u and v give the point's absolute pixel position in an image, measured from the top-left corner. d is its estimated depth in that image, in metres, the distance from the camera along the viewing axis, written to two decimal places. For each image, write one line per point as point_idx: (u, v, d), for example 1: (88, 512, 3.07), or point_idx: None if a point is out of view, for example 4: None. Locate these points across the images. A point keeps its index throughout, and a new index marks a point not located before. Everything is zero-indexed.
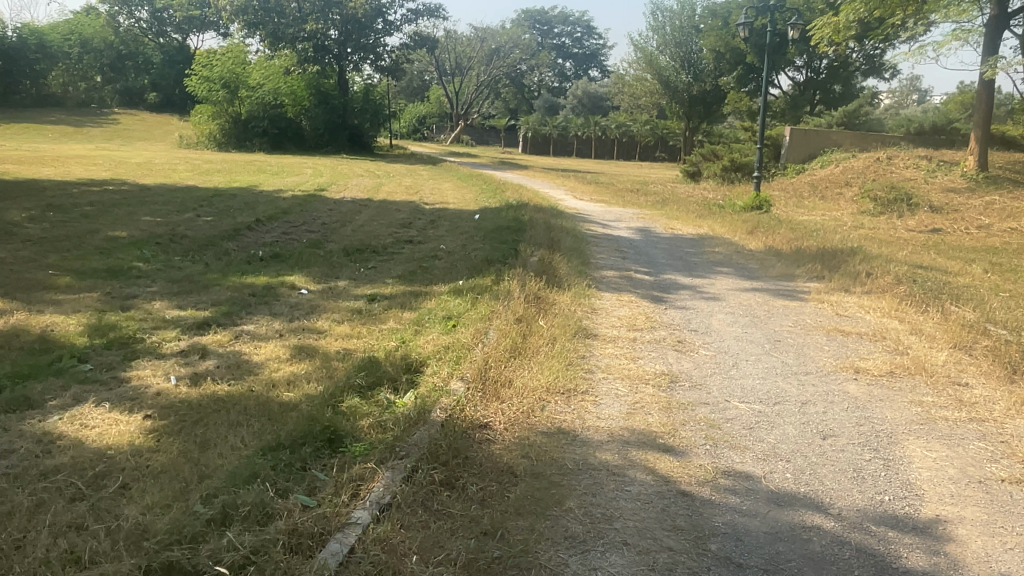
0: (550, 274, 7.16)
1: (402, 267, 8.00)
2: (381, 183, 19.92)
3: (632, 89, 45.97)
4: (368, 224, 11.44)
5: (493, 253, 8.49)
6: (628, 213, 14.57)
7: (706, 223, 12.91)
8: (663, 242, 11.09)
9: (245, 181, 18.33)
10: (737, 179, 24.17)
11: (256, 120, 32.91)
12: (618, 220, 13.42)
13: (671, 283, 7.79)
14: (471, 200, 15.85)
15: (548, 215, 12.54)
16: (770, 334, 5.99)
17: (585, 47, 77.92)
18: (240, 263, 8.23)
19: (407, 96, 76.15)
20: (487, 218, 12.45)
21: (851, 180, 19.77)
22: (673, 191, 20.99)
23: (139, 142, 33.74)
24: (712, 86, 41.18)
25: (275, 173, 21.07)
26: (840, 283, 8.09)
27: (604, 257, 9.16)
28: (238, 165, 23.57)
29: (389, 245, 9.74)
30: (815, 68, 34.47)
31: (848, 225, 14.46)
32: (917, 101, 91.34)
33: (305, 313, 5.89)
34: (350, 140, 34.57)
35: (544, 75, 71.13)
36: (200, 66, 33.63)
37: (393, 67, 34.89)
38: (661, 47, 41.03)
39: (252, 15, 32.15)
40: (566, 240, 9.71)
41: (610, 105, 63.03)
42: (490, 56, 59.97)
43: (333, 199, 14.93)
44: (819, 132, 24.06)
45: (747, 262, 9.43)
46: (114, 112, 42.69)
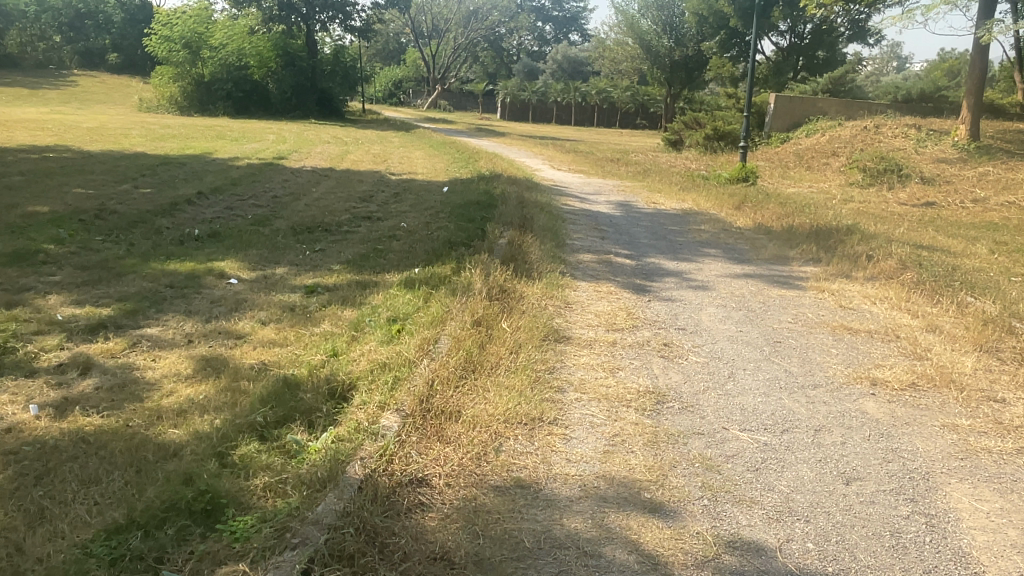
0: (519, 261, 6.31)
1: (353, 251, 7.12)
2: (348, 150, 18.84)
3: (612, 53, 44.72)
4: (325, 198, 10.50)
5: (458, 233, 7.62)
6: (609, 186, 13.71)
7: (691, 196, 12.10)
8: (646, 218, 10.27)
9: (202, 148, 17.18)
10: (720, 148, 23.33)
11: (219, 83, 31.41)
12: (597, 193, 12.57)
13: (655, 269, 6.97)
14: (441, 170, 14.89)
15: (523, 188, 11.65)
16: (769, 333, 5.20)
17: (565, 10, 76.11)
18: (170, 245, 7.30)
19: (382, 59, 74.03)
20: (457, 191, 11.55)
21: (839, 150, 19.03)
22: (654, 160, 20.14)
23: (97, 105, 32.09)
24: (694, 51, 40.32)
25: (235, 139, 19.89)
26: (840, 268, 7.33)
27: (582, 237, 8.31)
28: (198, 130, 22.29)
29: (344, 222, 8.83)
30: (799, 33, 33.47)
31: (837, 198, 13.73)
32: (897, 68, 90.80)
33: (228, 311, 5.01)
34: (319, 104, 33.02)
35: (522, 38, 69.43)
36: (160, 26, 32.20)
37: (364, 27, 33.34)
38: (642, 11, 40.27)
39: None
40: (541, 218, 8.85)
41: (590, 70, 61.66)
42: (467, 18, 58.29)
43: (292, 169, 13.90)
44: (805, 99, 23.23)
45: (737, 243, 8.64)
46: (72, 73, 40.71)
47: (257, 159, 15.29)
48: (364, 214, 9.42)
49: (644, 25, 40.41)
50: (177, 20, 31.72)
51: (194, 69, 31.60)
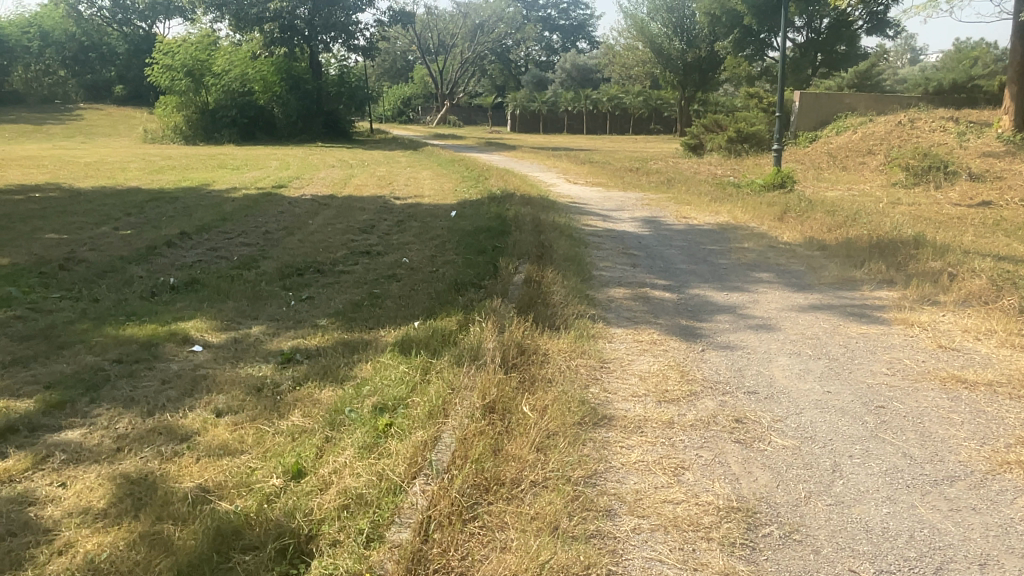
0: (542, 307, 5.26)
1: (346, 298, 6.10)
2: (353, 174, 17.95)
3: (623, 59, 43.70)
4: (322, 231, 9.52)
5: (467, 271, 6.57)
6: (631, 199, 12.62)
7: (725, 208, 10.99)
8: (679, 236, 9.18)
9: (199, 179, 16.30)
10: (745, 151, 22.17)
11: (223, 110, 30.74)
12: (621, 209, 11.47)
13: (702, 305, 5.87)
14: (450, 191, 13.90)
15: (538, 209, 10.59)
16: (864, 394, 4.08)
17: (572, 18, 75.30)
18: (137, 301, 6.33)
19: (390, 77, 73.51)
20: (466, 215, 10.52)
21: (874, 148, 17.80)
22: (676, 168, 19.01)
23: (101, 138, 31.57)
24: (707, 52, 39.20)
25: (236, 168, 19.05)
26: (921, 292, 6.19)
27: (610, 266, 7.22)
28: (198, 159, 21.48)
29: (340, 260, 7.83)
30: (816, 28, 32.16)
31: (884, 201, 12.54)
32: (912, 60, 89.03)
33: (178, 396, 3.98)
34: (326, 127, 32.43)
35: (530, 49, 68.70)
36: (160, 55, 31.46)
37: (368, 46, 32.45)
38: (651, 13, 38.81)
39: None
40: (563, 245, 7.80)
41: (601, 78, 60.68)
42: (473, 32, 57.84)
43: (291, 198, 12.95)
44: (831, 96, 22.02)
45: (790, 264, 7.51)
46: (78, 108, 40.32)
47: (254, 189, 14.36)
48: (364, 248, 8.43)
49: (654, 28, 39.24)
50: (177, 48, 30.94)
51: (199, 97, 30.97)
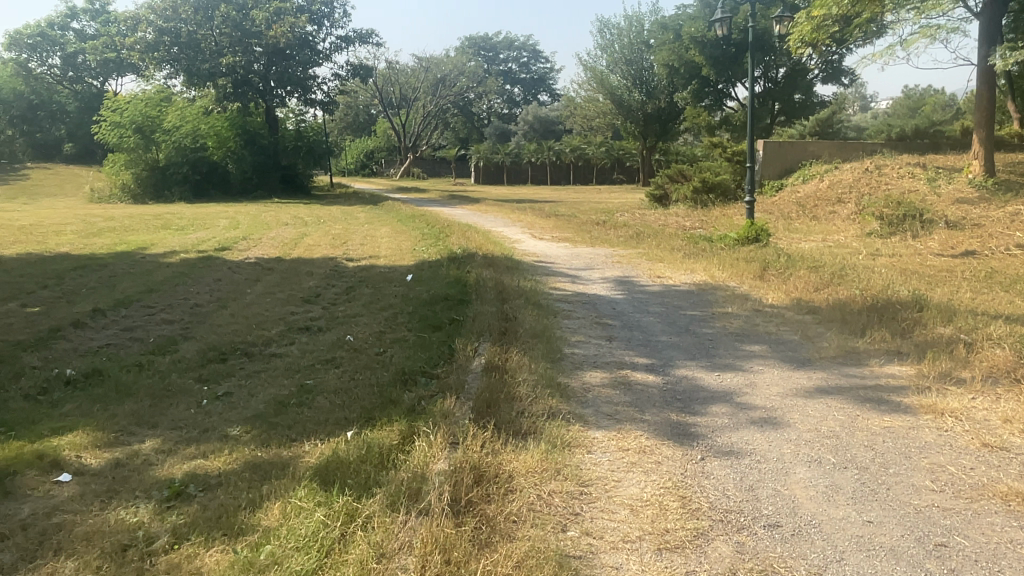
0: (506, 406, 4.33)
1: (271, 393, 5.11)
2: (306, 232, 17.02)
3: (584, 110, 43.81)
4: (260, 301, 8.54)
5: (417, 355, 5.63)
6: (601, 256, 11.86)
7: (703, 265, 10.27)
8: (656, 299, 8.36)
9: (137, 243, 15.21)
10: (711, 201, 21.76)
11: (174, 167, 29.77)
12: (589, 267, 10.69)
13: (693, 391, 4.99)
14: (407, 250, 13.03)
15: (501, 270, 9.74)
16: (915, 525, 3.20)
17: (532, 71, 76.18)
18: (20, 402, 5.27)
19: (353, 131, 73.19)
20: (423, 278, 9.62)
21: (843, 196, 17.44)
22: (643, 220, 18.38)
23: (45, 199, 30.25)
24: (666, 103, 39.50)
25: (182, 228, 18.01)
26: (943, 368, 5.40)
27: (583, 340, 6.35)
28: (143, 220, 20.38)
29: (274, 339, 6.85)
30: (773, 77, 32.42)
31: (862, 253, 11.97)
32: (862, 108, 91.63)
33: (13, 563, 2.96)
34: (283, 182, 31.71)
35: (492, 102, 69.13)
36: (108, 112, 30.41)
37: (326, 100, 31.74)
38: (610, 66, 39.42)
39: (163, 53, 28.49)
40: (529, 316, 6.93)
41: (563, 128, 60.99)
42: (436, 85, 57.87)
43: (233, 262, 11.98)
44: (794, 144, 21.84)
45: (782, 331, 6.72)
46: (25, 167, 39.03)
47: (196, 252, 13.36)
48: (304, 321, 7.47)
49: (613, 80, 39.46)
50: (126, 104, 29.96)
51: (149, 154, 30.05)
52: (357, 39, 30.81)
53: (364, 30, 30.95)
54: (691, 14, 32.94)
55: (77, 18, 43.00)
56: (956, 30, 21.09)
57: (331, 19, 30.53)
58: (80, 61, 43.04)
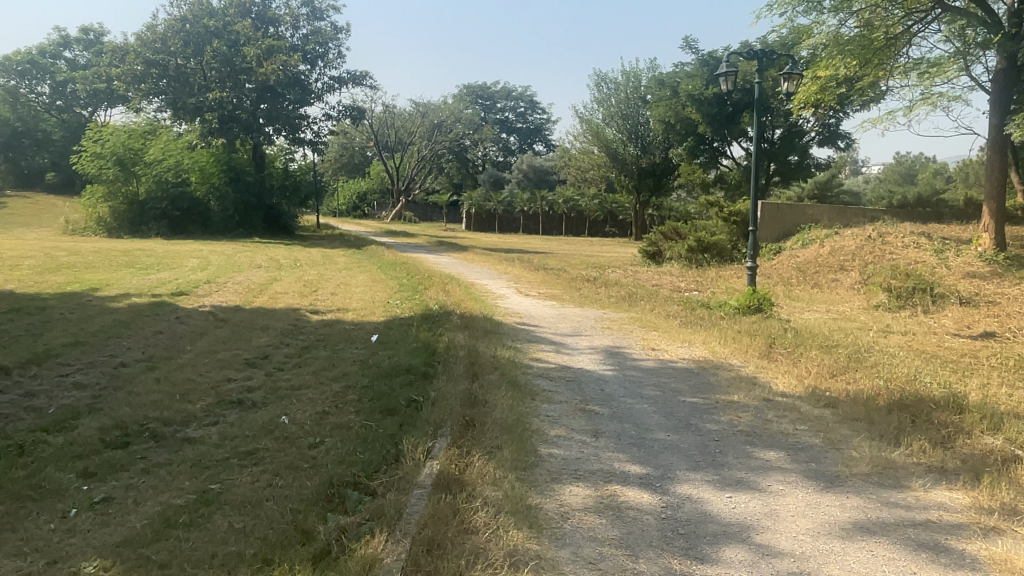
0: (455, 552, 3.25)
1: (160, 503, 4.00)
2: (277, 277, 15.99)
3: (578, 162, 43.40)
4: (197, 362, 7.44)
5: (356, 453, 4.52)
6: (590, 319, 10.85)
7: (703, 337, 9.27)
8: (652, 377, 7.32)
9: (90, 282, 14.07)
10: (706, 261, 20.91)
11: (153, 202, 29.16)
12: (577, 333, 9.64)
13: (699, 523, 3.90)
14: (380, 303, 11.99)
15: (479, 335, 8.68)
16: None
17: (529, 121, 76.36)
18: None
19: (347, 172, 72.84)
20: (389, 340, 8.52)
21: (846, 263, 16.61)
22: (635, 279, 17.43)
23: (17, 228, 29.17)
24: (661, 159, 39.11)
25: (147, 267, 16.92)
26: (1008, 498, 4.35)
27: (565, 434, 5.28)
28: (109, 256, 19.28)
29: (196, 417, 5.73)
30: (770, 137, 32.03)
31: (874, 329, 11.02)
32: (854, 172, 92.30)
33: None
34: (266, 221, 30.84)
35: (487, 150, 69.08)
36: (90, 143, 29.47)
37: (316, 140, 31.00)
38: (606, 119, 39.14)
39: (149, 84, 27.70)
40: (503, 399, 5.86)
41: (557, 179, 60.69)
42: (431, 131, 57.63)
43: (186, 310, 10.85)
44: (793, 207, 21.15)
45: (799, 430, 5.66)
46: (4, 194, 38.03)
47: (149, 296, 12.24)
48: (240, 391, 6.37)
49: (609, 134, 39.19)
50: (108, 135, 29.04)
51: (128, 187, 29.14)
52: (350, 81, 30.27)
53: (358, 71, 30.42)
54: (689, 71, 32.71)
55: (70, 48, 42.64)
56: (960, 98, 20.62)
57: (325, 59, 29.99)
58: (69, 90, 42.23)
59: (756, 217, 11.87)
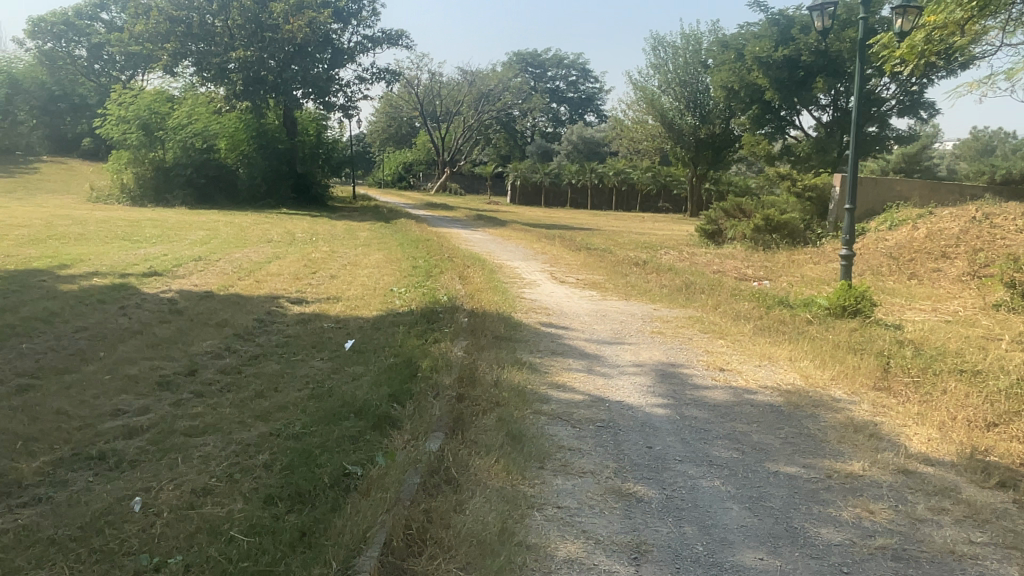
0: None
1: None
2: (283, 253, 14.12)
3: (631, 133, 40.56)
4: (93, 379, 5.44)
5: None
6: (637, 320, 8.59)
7: (789, 354, 6.96)
8: (723, 420, 5.06)
9: (66, 256, 12.34)
10: (775, 243, 18.31)
11: (179, 168, 27.68)
12: (619, 340, 7.43)
13: None
14: (382, 290, 9.96)
15: (487, 345, 6.50)
16: None
17: (581, 90, 73.28)
18: None
19: (394, 143, 71.14)
20: (367, 349, 6.41)
21: (948, 250, 13.92)
22: (693, 263, 15.03)
23: (42, 195, 28.09)
24: (721, 129, 36.05)
25: (143, 239, 15.24)
26: None
27: (581, 552, 3.12)
28: (110, 226, 17.68)
29: (18, 486, 3.72)
30: (843, 105, 28.88)
31: (1008, 340, 8.47)
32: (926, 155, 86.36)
33: None
34: (296, 191, 29.13)
35: (536, 120, 66.43)
36: (114, 106, 28.08)
37: (348, 106, 29.01)
38: (662, 86, 36.42)
39: (175, 43, 25.89)
40: (489, 478, 3.69)
41: (608, 151, 57.66)
42: (479, 100, 55.29)
43: (144, 295, 8.92)
44: (877, 181, 18.32)
45: (981, 553, 3.38)
46: (40, 160, 37.21)
47: (115, 275, 10.39)
48: (113, 438, 4.33)
49: (665, 102, 36.39)
50: (133, 98, 27.55)
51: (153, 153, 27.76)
52: (385, 40, 28.14)
53: (394, 31, 28.25)
54: (755, 31, 29.69)
55: (108, 10, 41.53)
56: None
57: (359, 17, 27.94)
58: (106, 53, 41.24)
59: (853, 192, 9.35)
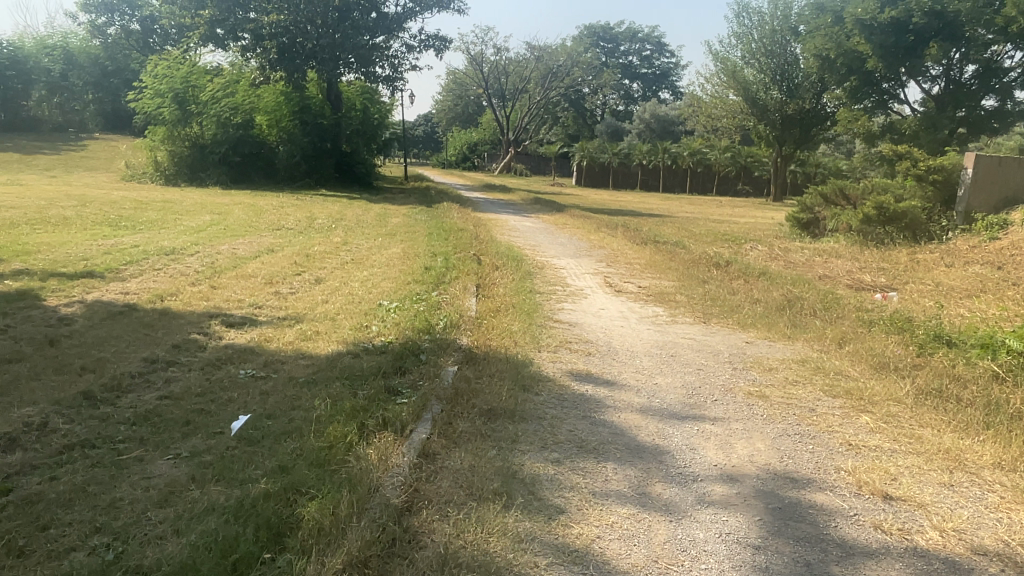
0: None
1: None
2: (284, 245, 11.76)
3: (708, 109, 36.79)
4: None
5: None
6: (726, 368, 5.65)
7: (1000, 463, 3.95)
8: None
9: (13, 244, 10.15)
10: (889, 237, 14.89)
11: (214, 146, 25.83)
12: (695, 415, 4.59)
13: None
14: (366, 303, 7.36)
15: (461, 442, 3.74)
16: None
17: (655, 66, 69.23)
18: None
19: (460, 123, 68.79)
20: (258, 441, 3.74)
21: None
22: (789, 264, 11.93)
23: (79, 172, 26.75)
24: (812, 104, 31.98)
25: (133, 224, 13.11)
26: None
27: None
28: (112, 208, 15.70)
29: None
30: (957, 76, 24.28)
31: None
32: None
33: None
34: (338, 171, 26.95)
35: (607, 97, 62.89)
36: (148, 78, 26.27)
37: (394, 78, 26.54)
38: (746, 57, 32.67)
39: (212, 11, 23.96)
40: None
41: (683, 130, 53.68)
42: (546, 76, 51.99)
43: (38, 310, 6.43)
44: (1019, 160, 13.98)
45: None
46: (89, 137, 36.28)
47: (38, 275, 8.04)
48: None
49: (747, 74, 32.71)
50: (168, 70, 25.71)
51: (190, 129, 26.01)
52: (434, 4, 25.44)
53: None
54: None
55: None
56: None
57: None
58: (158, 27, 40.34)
59: None
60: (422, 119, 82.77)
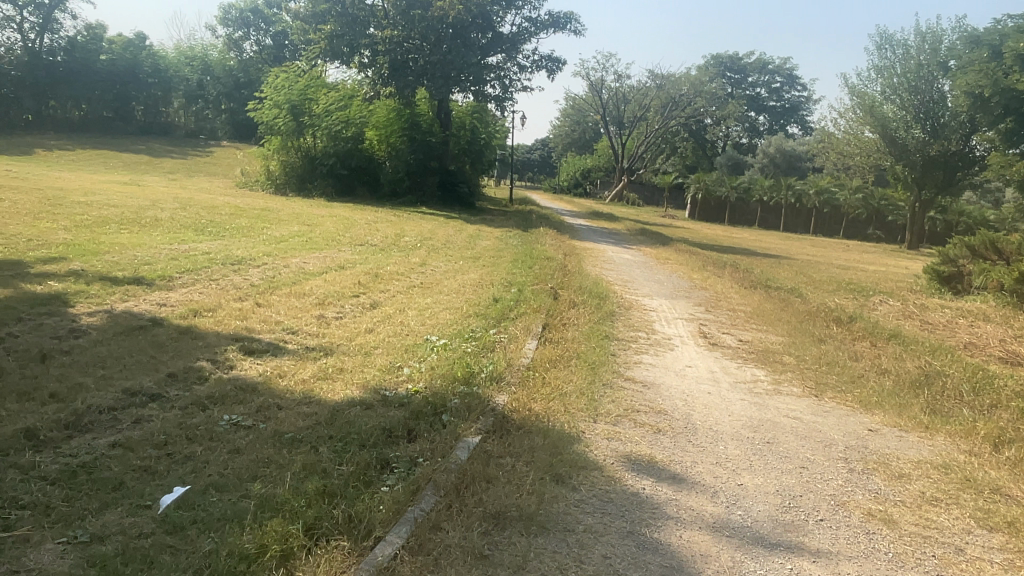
0: None
1: None
2: (359, 261, 11.12)
3: (839, 145, 34.14)
4: None
5: None
6: (839, 469, 4.31)
7: None
8: None
9: (88, 243, 9.98)
10: None
11: (323, 158, 26.16)
12: (786, 543, 3.31)
13: None
14: (411, 337, 6.43)
15: (441, 566, 2.68)
16: None
17: (784, 99, 66.07)
18: None
19: (575, 148, 68.11)
20: (182, 529, 2.83)
21: None
22: (924, 326, 10.13)
23: (198, 176, 27.76)
24: (959, 145, 28.88)
25: (216, 230, 12.91)
26: None
27: None
28: (209, 212, 15.74)
29: None
30: None
31: None
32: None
33: None
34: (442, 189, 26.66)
35: (730, 130, 60.34)
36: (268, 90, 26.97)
37: (504, 98, 25.97)
38: (886, 92, 30.06)
39: (333, 26, 24.28)
40: None
41: (810, 166, 50.55)
42: (667, 106, 50.35)
43: (57, 317, 5.91)
44: None
45: None
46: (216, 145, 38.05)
47: (87, 277, 7.67)
48: None
49: (886, 110, 30.08)
50: (287, 82, 26.28)
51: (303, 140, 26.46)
52: (550, 25, 24.75)
53: (562, 14, 24.79)
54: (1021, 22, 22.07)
55: None
56: None
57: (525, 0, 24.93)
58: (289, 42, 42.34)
59: None
60: (540, 143, 82.72)
